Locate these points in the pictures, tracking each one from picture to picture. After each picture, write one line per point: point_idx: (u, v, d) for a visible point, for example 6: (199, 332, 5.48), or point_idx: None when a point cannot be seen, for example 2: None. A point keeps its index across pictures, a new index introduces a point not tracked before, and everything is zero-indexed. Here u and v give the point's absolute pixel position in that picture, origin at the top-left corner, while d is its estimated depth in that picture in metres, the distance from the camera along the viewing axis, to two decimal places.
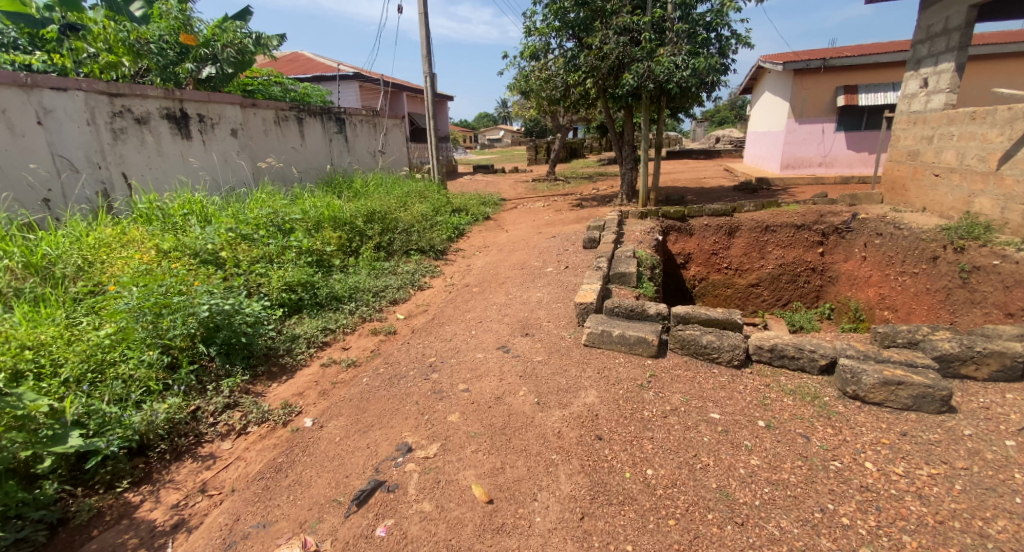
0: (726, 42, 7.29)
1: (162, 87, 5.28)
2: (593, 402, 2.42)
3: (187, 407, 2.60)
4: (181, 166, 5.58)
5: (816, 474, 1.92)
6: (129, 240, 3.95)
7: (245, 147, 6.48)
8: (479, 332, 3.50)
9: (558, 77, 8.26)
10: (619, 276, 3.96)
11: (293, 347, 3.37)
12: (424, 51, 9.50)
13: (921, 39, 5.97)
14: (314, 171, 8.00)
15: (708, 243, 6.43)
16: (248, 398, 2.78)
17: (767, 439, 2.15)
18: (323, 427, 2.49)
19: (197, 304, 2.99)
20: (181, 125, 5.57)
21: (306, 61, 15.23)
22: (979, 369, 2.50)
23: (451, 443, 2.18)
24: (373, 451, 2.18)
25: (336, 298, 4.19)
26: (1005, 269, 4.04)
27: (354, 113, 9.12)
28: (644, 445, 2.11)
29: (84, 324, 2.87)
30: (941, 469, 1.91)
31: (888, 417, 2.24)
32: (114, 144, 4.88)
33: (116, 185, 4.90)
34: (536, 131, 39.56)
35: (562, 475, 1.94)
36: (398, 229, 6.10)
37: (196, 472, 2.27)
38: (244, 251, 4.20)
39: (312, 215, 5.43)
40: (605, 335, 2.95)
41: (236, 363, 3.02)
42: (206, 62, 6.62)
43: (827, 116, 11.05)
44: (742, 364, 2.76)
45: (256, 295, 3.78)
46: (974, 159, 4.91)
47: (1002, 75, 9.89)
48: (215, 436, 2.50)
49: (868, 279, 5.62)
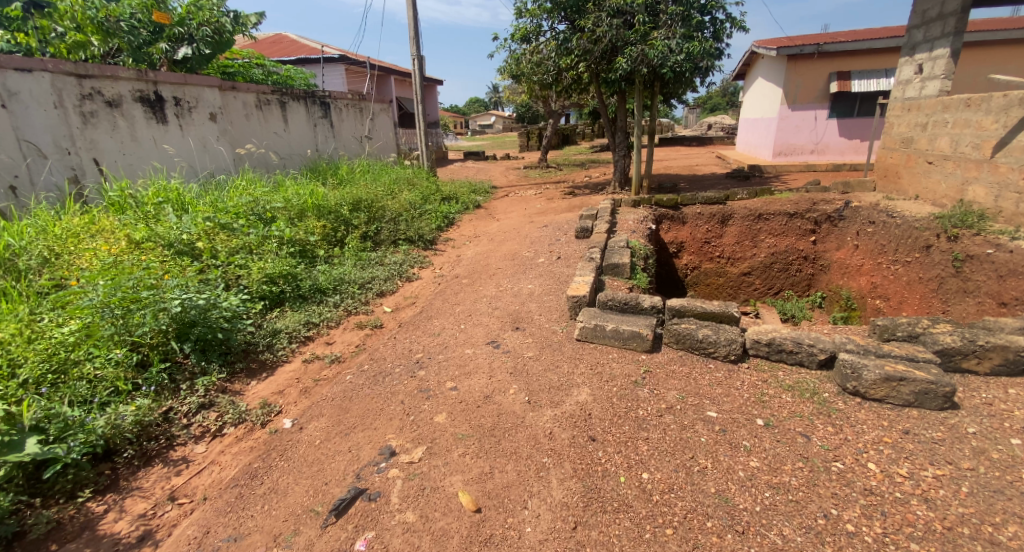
0: (721, 26, 7.13)
1: (134, 68, 5.00)
2: (586, 400, 2.33)
3: (159, 408, 2.46)
4: (156, 152, 5.33)
5: (817, 476, 1.84)
6: (99, 231, 3.75)
7: (225, 132, 6.22)
8: (469, 326, 3.38)
9: (549, 60, 8.03)
10: (612, 267, 3.85)
11: (273, 343, 3.22)
12: (411, 33, 9.19)
13: (916, 24, 5.84)
14: (297, 158, 7.74)
15: (701, 231, 6.35)
16: (224, 398, 2.63)
17: (766, 439, 2.07)
18: (302, 430, 2.36)
19: (168, 298, 2.82)
20: (156, 109, 5.31)
21: (291, 42, 14.76)
22: (981, 363, 2.43)
23: (437, 446, 2.07)
24: (354, 456, 2.06)
25: (319, 291, 4.03)
26: (999, 259, 3.99)
27: (340, 97, 8.84)
28: (638, 447, 2.02)
29: (47, 321, 2.68)
30: (947, 470, 1.84)
31: (889, 415, 2.18)
32: (84, 128, 4.64)
33: (86, 171, 4.68)
34: (529, 117, 39.06)
35: (553, 480, 1.84)
36: (385, 218, 5.92)
37: (165, 478, 2.14)
38: (223, 241, 4.01)
39: (295, 203, 5.25)
40: (598, 330, 2.86)
41: (213, 360, 2.87)
42: (181, 42, 6.24)
43: (820, 103, 10.95)
44: (739, 359, 2.67)
45: (235, 288, 3.61)
46: (968, 146, 4.84)
47: (995, 61, 9.84)
48: (189, 439, 2.37)
49: (860, 267, 5.56)
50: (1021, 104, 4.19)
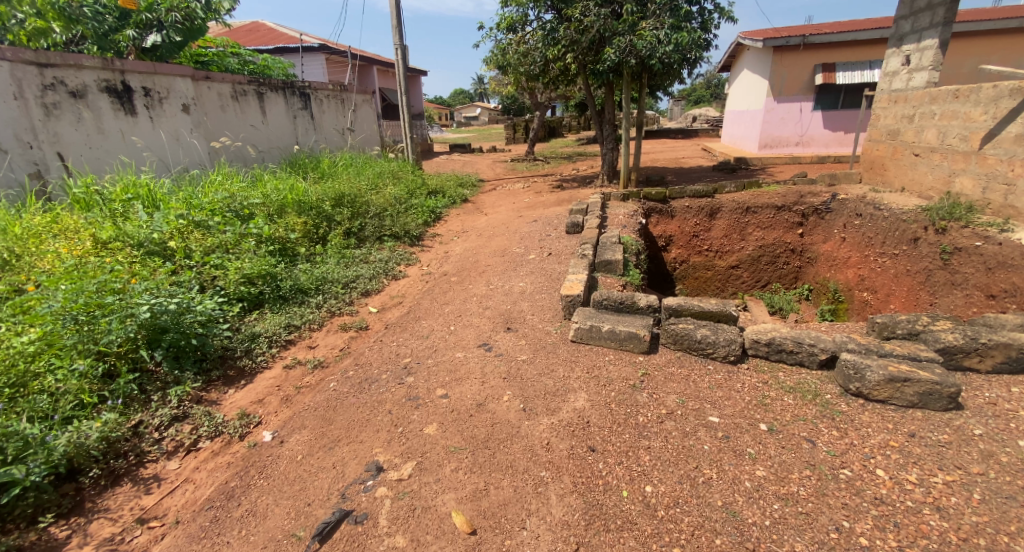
0: (709, 16, 7.05)
1: (99, 57, 4.72)
2: (584, 407, 2.23)
3: (127, 421, 2.26)
4: (124, 145, 5.03)
5: (826, 486, 1.78)
6: (62, 229, 3.50)
7: (200, 124, 5.94)
8: (459, 328, 3.24)
9: (536, 51, 7.85)
10: (605, 264, 3.75)
11: (252, 348, 3.05)
12: (394, 22, 8.93)
13: (904, 15, 5.81)
14: (276, 151, 7.46)
15: (690, 224, 6.30)
16: (199, 409, 2.45)
17: (771, 445, 1.99)
18: (282, 443, 2.21)
19: (137, 303, 2.59)
20: (124, 100, 5.02)
21: (268, 30, 14.28)
22: (983, 361, 2.42)
23: (427, 461, 1.95)
24: (340, 472, 1.93)
25: (301, 291, 3.86)
26: (988, 251, 3.99)
27: (320, 88, 8.56)
28: (640, 457, 1.92)
29: (4, 330, 2.45)
30: (957, 475, 1.80)
31: (893, 417, 2.14)
32: (47, 120, 4.36)
33: (50, 166, 4.39)
34: (515, 108, 38.71)
35: (553, 496, 1.74)
36: (369, 213, 5.75)
37: (136, 499, 1.97)
38: (197, 241, 3.79)
39: (274, 199, 5.05)
40: (594, 331, 2.75)
41: (187, 368, 2.69)
42: (150, 29, 5.91)
43: (805, 94, 10.97)
44: (738, 360, 2.60)
45: (210, 290, 3.41)
46: (956, 138, 4.84)
47: (977, 53, 9.98)
48: (160, 455, 2.19)
49: (847, 260, 5.55)
50: (1011, 94, 4.18)
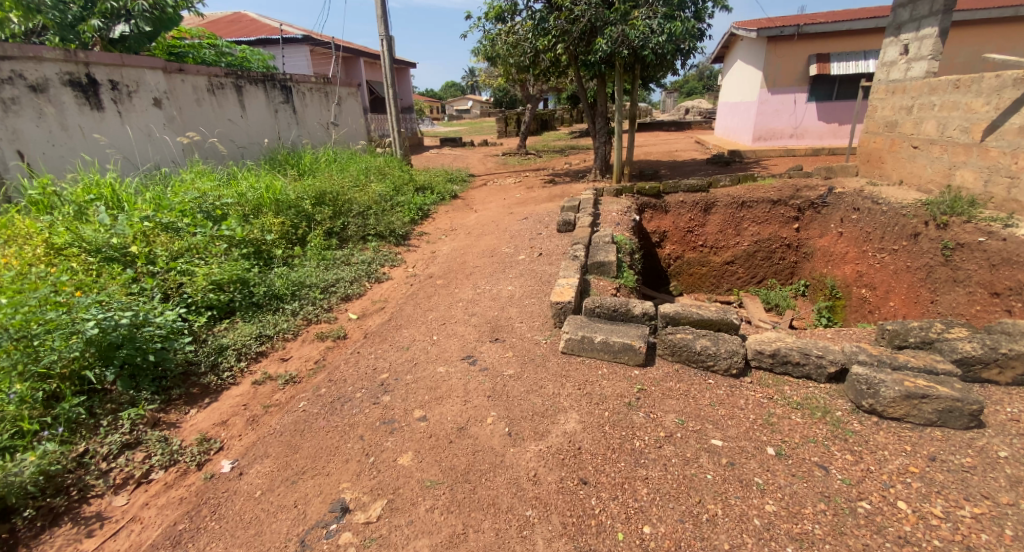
0: (703, 5, 6.80)
1: (61, 48, 4.42)
2: (575, 430, 2.03)
3: (70, 452, 2.03)
4: (88, 142, 4.72)
5: (844, 523, 1.60)
6: (11, 235, 3.22)
7: (172, 119, 5.63)
8: (442, 338, 3.03)
9: (526, 42, 7.48)
10: (598, 266, 3.54)
11: (218, 362, 2.82)
12: (379, 12, 8.60)
13: (902, 3, 5.60)
14: (255, 147, 7.14)
15: (684, 220, 6.10)
16: (154, 434, 2.23)
17: (780, 474, 1.81)
18: (242, 476, 1.99)
19: (83, 318, 2.34)
20: (89, 94, 4.71)
21: (249, 22, 13.80)
22: (1003, 373, 2.24)
23: (400, 499, 1.74)
24: (301, 514, 1.73)
25: (276, 297, 3.62)
26: (991, 247, 3.82)
27: (302, 81, 8.24)
28: (637, 491, 1.73)
29: None
30: (986, 507, 1.62)
31: (910, 437, 1.96)
32: (4, 116, 4.06)
33: (6, 164, 4.08)
34: (507, 100, 38.28)
35: (539, 541, 1.54)
36: (352, 212, 5.50)
37: (72, 544, 1.75)
38: (163, 244, 3.53)
39: (250, 198, 4.77)
40: (586, 342, 2.55)
41: (144, 388, 2.46)
42: (118, 19, 5.62)
43: (800, 85, 10.76)
44: (740, 373, 2.42)
45: (174, 300, 3.17)
46: (956, 129, 4.67)
47: (971, 39, 9.86)
48: (106, 489, 1.96)
49: (845, 256, 5.38)
50: (1014, 85, 4.02)
